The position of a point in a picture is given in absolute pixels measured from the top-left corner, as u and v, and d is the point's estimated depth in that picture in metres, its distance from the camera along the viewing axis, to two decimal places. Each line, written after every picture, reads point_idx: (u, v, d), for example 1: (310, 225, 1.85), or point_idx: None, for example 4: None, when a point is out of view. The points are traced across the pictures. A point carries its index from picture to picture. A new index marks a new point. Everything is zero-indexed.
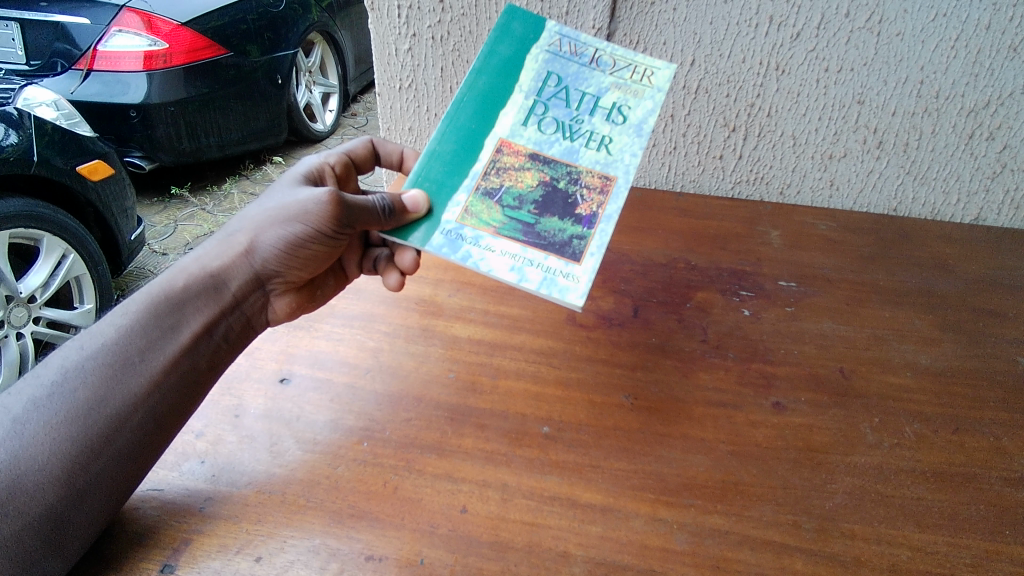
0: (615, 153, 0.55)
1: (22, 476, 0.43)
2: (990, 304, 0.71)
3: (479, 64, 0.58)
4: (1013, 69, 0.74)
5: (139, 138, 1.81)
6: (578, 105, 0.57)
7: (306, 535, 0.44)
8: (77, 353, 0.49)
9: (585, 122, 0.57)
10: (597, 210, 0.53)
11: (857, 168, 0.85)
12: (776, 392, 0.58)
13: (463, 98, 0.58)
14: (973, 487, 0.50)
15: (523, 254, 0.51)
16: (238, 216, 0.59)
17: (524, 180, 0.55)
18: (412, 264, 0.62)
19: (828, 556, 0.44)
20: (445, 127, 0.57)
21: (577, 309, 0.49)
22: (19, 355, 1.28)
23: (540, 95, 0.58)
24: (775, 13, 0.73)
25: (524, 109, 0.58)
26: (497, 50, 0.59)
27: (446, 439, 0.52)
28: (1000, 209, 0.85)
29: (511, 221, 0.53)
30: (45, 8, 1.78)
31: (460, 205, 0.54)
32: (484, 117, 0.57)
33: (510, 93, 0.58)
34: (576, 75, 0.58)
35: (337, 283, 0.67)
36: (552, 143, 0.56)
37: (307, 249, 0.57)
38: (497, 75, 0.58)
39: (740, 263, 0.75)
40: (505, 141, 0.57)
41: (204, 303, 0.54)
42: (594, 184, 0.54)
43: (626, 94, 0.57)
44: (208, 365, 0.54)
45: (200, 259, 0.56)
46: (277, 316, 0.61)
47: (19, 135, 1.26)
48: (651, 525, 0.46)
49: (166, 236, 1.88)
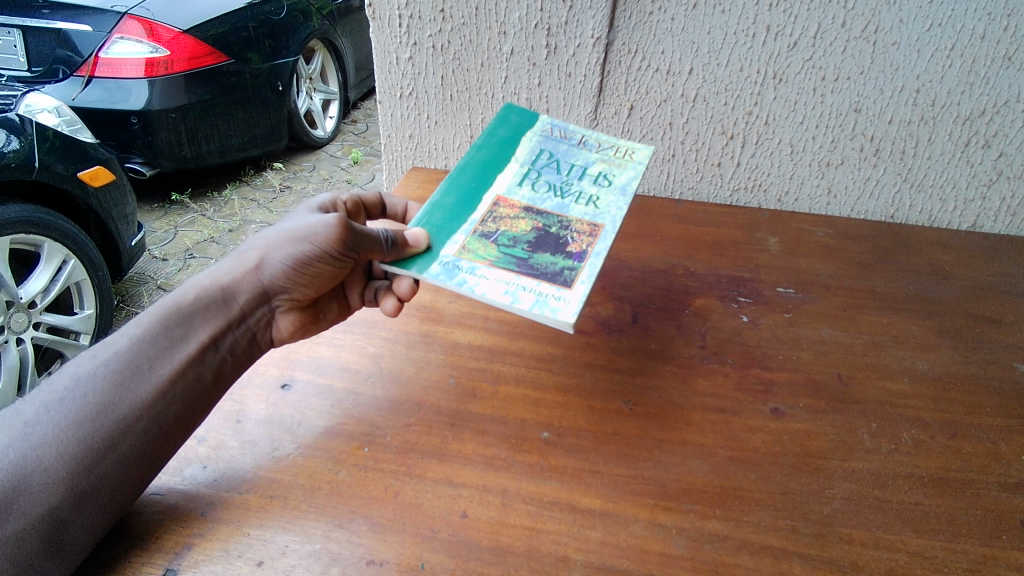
0: (602, 208, 0.62)
1: (28, 476, 0.43)
2: (986, 310, 0.71)
3: (480, 141, 0.69)
4: (1007, 77, 0.75)
5: (139, 145, 1.84)
6: (567, 174, 0.66)
7: (306, 539, 0.45)
8: (90, 362, 0.50)
9: (575, 185, 0.65)
10: (587, 248, 0.57)
11: (854, 176, 0.85)
12: (774, 397, 0.58)
13: (465, 164, 0.67)
14: (969, 492, 0.50)
15: (517, 282, 0.53)
16: (252, 234, 0.59)
17: (518, 226, 0.60)
18: (409, 290, 0.62)
19: (826, 560, 0.44)
20: (447, 185, 0.64)
21: (568, 327, 0.48)
22: (20, 361, 1.28)
23: (534, 165, 0.67)
24: (772, 23, 0.74)
25: (520, 174, 0.66)
26: (496, 132, 0.70)
27: (446, 445, 0.52)
28: (996, 216, 0.86)
29: (506, 256, 0.56)
30: (47, 15, 1.73)
31: (458, 243, 0.58)
32: (482, 179, 0.65)
33: (507, 164, 0.67)
34: (565, 152, 0.69)
35: (339, 311, 0.64)
36: (544, 200, 0.63)
37: (315, 268, 0.56)
38: (496, 150, 0.68)
39: (738, 270, 0.76)
40: (502, 198, 0.63)
41: (212, 315, 0.54)
42: (583, 230, 0.59)
43: (611, 166, 0.67)
44: (214, 378, 0.53)
45: (212, 274, 0.56)
46: (281, 335, 0.59)
47: (20, 142, 1.26)
48: (650, 530, 0.46)
49: (166, 242, 1.93)
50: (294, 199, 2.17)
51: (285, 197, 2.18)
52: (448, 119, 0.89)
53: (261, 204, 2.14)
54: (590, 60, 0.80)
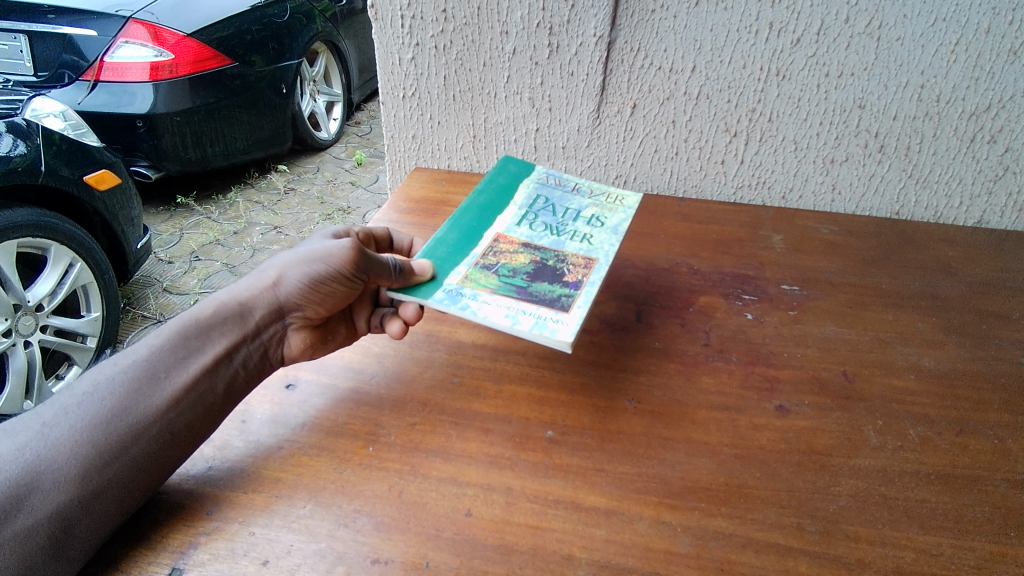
0: (595, 245, 0.64)
1: (41, 474, 0.44)
2: (993, 306, 0.71)
3: (481, 187, 0.73)
4: (1012, 72, 0.74)
5: (145, 148, 1.85)
6: (562, 216, 0.70)
7: (311, 538, 0.45)
8: (110, 369, 0.51)
9: (570, 226, 0.68)
10: (582, 278, 0.59)
11: (858, 172, 0.85)
12: (779, 395, 0.58)
13: (467, 206, 0.70)
14: (977, 489, 0.50)
15: (517, 306, 0.54)
16: (272, 256, 0.60)
17: (517, 260, 0.62)
18: (415, 314, 0.60)
19: (832, 558, 0.44)
20: (450, 224, 0.67)
21: (565, 347, 0.49)
22: (27, 363, 1.29)
23: (531, 208, 0.71)
24: (775, 20, 0.74)
25: (518, 215, 0.70)
26: (496, 178, 0.75)
27: (450, 443, 0.52)
28: (1002, 211, 0.85)
29: (506, 285, 0.58)
30: (52, 20, 1.73)
31: (461, 274, 0.59)
32: (483, 220, 0.68)
33: (506, 207, 0.71)
34: (560, 196, 0.74)
35: (348, 335, 0.62)
36: (541, 238, 0.66)
37: (328, 287, 0.56)
38: (495, 195, 0.72)
39: (742, 268, 0.76)
40: (501, 235, 0.66)
41: (228, 328, 0.54)
42: (578, 263, 0.61)
43: (603, 210, 0.71)
44: (226, 391, 0.53)
45: (233, 290, 0.57)
46: (292, 353, 0.58)
47: (26, 146, 1.27)
48: (655, 528, 0.46)
49: (171, 244, 1.94)
50: (298, 202, 2.18)
51: (289, 200, 2.19)
52: (451, 120, 0.89)
53: (265, 206, 2.15)
54: (592, 59, 0.80)
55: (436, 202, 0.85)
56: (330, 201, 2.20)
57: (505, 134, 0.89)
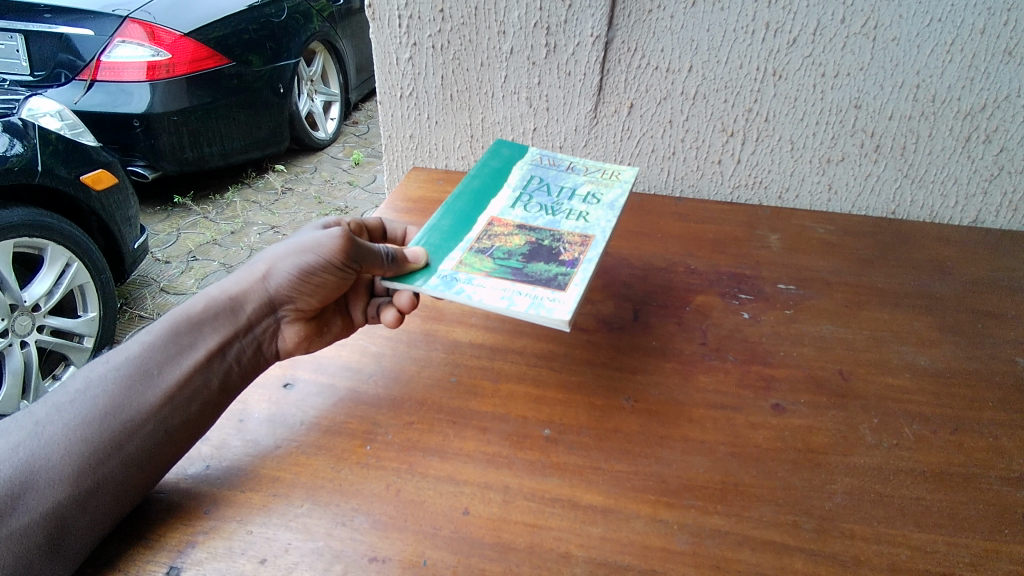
0: (591, 222, 0.65)
1: (36, 473, 0.44)
2: (989, 305, 0.71)
3: (474, 172, 0.73)
4: (1007, 73, 0.75)
5: (142, 148, 1.84)
6: (557, 196, 0.70)
7: (309, 537, 0.45)
8: (103, 366, 0.51)
9: (565, 205, 0.68)
10: (578, 256, 0.59)
11: (854, 172, 0.85)
12: (775, 394, 0.58)
13: (460, 192, 0.70)
14: (971, 486, 0.50)
15: (512, 288, 0.54)
16: (262, 250, 0.60)
17: (512, 242, 0.62)
18: (409, 303, 0.60)
19: (828, 555, 0.44)
20: (443, 210, 0.67)
21: (564, 326, 0.49)
22: (24, 364, 1.29)
23: (525, 190, 0.71)
24: (771, 20, 0.75)
25: (512, 198, 0.70)
26: (488, 163, 0.75)
27: (447, 442, 0.52)
28: (998, 211, 0.86)
29: (502, 267, 0.58)
30: (49, 19, 1.73)
31: (455, 259, 0.59)
32: (476, 204, 0.68)
33: (499, 190, 0.71)
34: (555, 176, 0.74)
35: (343, 326, 0.62)
36: (536, 219, 0.66)
37: (318, 278, 0.56)
38: (488, 178, 0.73)
39: (739, 267, 0.76)
40: (495, 218, 0.66)
41: (220, 323, 0.55)
42: (574, 241, 0.62)
43: (599, 186, 0.71)
44: (221, 386, 0.53)
45: (223, 285, 0.57)
46: (287, 347, 0.58)
47: (22, 146, 1.26)
48: (652, 526, 0.46)
49: (168, 244, 1.94)
50: (296, 201, 2.18)
51: (287, 199, 2.19)
52: (448, 118, 0.89)
53: (263, 206, 2.15)
54: (590, 58, 0.80)
55: (434, 202, 0.85)
56: (327, 200, 2.20)
57: (502, 131, 0.89)
